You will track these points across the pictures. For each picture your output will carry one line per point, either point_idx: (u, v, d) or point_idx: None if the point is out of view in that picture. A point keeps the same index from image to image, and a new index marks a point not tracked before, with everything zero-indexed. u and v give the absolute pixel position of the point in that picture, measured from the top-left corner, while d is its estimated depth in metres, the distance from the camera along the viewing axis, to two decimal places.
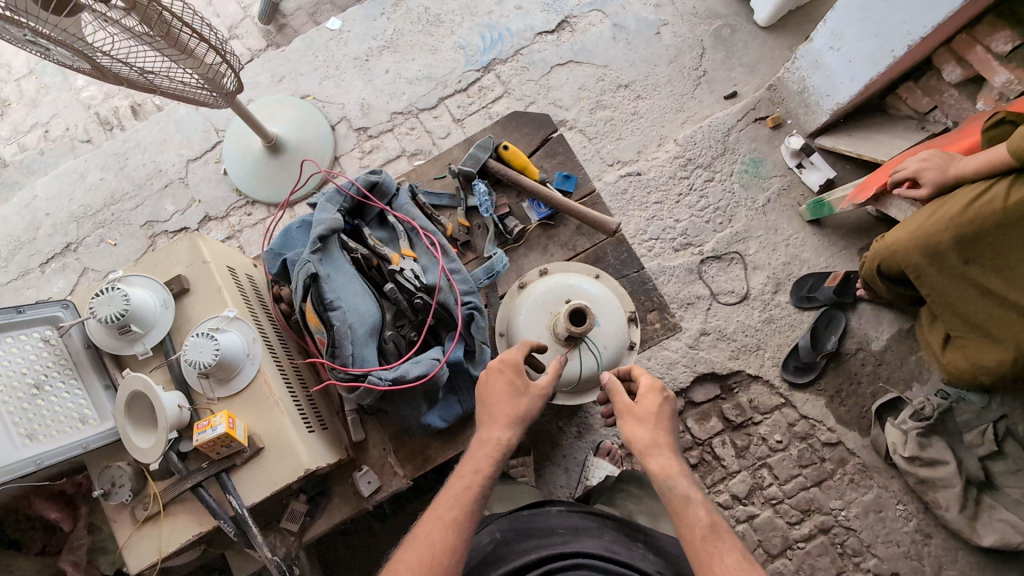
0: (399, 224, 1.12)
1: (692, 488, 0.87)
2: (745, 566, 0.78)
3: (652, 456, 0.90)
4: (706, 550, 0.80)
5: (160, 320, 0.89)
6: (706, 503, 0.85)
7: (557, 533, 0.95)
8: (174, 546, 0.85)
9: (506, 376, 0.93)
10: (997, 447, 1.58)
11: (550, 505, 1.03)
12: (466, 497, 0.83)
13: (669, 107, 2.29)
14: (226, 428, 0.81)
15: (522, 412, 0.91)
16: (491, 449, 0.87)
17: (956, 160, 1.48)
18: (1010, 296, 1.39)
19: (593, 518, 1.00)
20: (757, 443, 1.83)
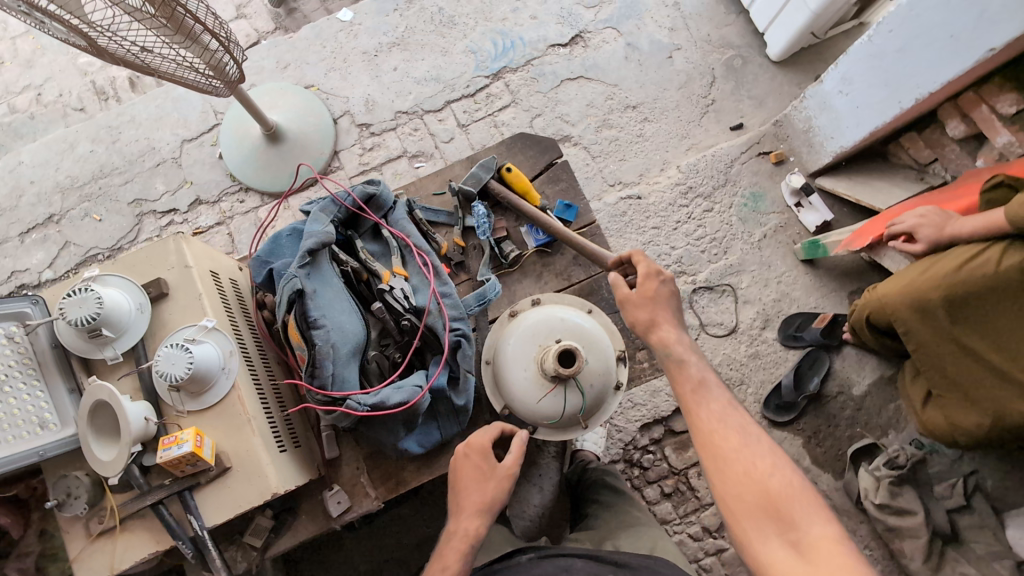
0: (393, 240, 1.09)
1: (690, 352, 0.93)
2: (731, 412, 0.85)
3: (655, 331, 0.96)
4: (695, 402, 0.87)
5: (133, 325, 0.85)
6: (702, 366, 0.91)
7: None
8: (127, 563, 0.82)
9: (472, 463, 0.99)
10: (966, 502, 1.57)
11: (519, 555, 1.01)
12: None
13: (675, 133, 2.28)
14: (193, 446, 0.78)
15: (490, 501, 0.97)
16: (461, 542, 0.94)
17: (954, 220, 1.49)
18: (995, 361, 1.38)
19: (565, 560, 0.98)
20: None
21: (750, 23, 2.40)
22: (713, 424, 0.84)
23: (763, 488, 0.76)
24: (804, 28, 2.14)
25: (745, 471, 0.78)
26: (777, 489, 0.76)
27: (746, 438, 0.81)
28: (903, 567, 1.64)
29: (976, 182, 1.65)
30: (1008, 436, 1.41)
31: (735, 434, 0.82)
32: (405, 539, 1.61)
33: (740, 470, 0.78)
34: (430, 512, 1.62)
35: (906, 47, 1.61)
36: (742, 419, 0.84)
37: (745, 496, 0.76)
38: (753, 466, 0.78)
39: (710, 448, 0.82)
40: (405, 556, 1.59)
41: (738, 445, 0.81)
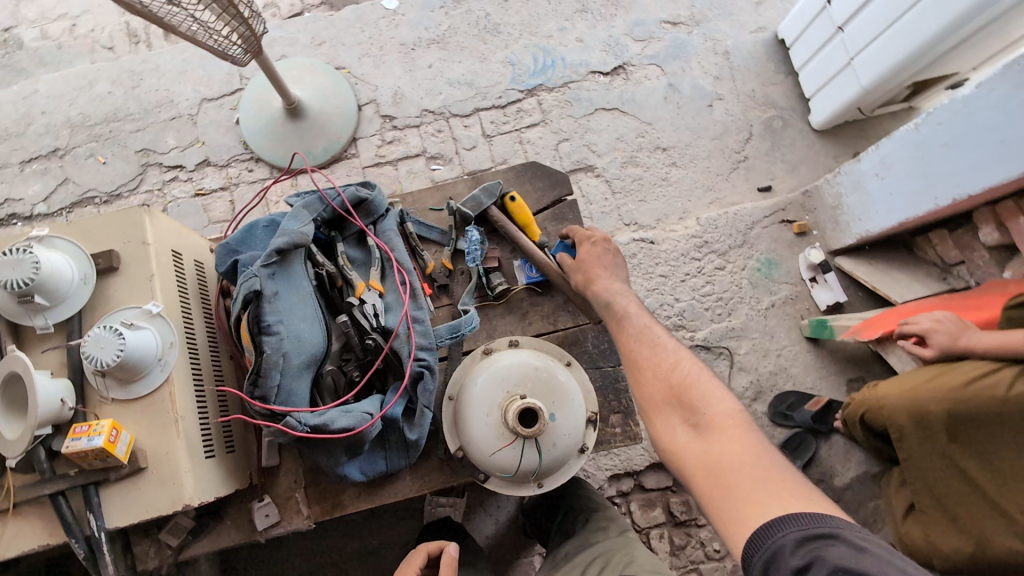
0: (375, 250, 1.02)
1: (621, 294, 1.01)
2: (648, 331, 0.95)
3: (594, 283, 1.02)
4: (620, 327, 0.97)
5: (71, 296, 0.79)
6: (628, 301, 1.00)
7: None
8: (16, 552, 0.75)
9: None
10: None
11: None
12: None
13: (700, 183, 2.21)
14: (105, 441, 0.72)
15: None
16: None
17: (970, 330, 1.42)
18: (985, 486, 1.28)
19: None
20: (694, 546, 1.65)
21: (797, 86, 2.33)
22: (634, 343, 0.93)
23: (669, 385, 0.85)
24: (851, 102, 2.07)
25: (656, 373, 0.88)
26: (683, 381, 0.86)
27: (657, 348, 0.91)
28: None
29: (1000, 296, 1.56)
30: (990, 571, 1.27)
31: (650, 345, 0.92)
32: (346, 549, 1.54)
33: (650, 373, 0.88)
34: (374, 529, 1.55)
35: (950, 143, 1.54)
36: (658, 336, 0.93)
37: (656, 393, 0.86)
38: (663, 367, 0.88)
39: (631, 366, 0.92)
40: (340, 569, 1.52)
41: (653, 355, 0.91)
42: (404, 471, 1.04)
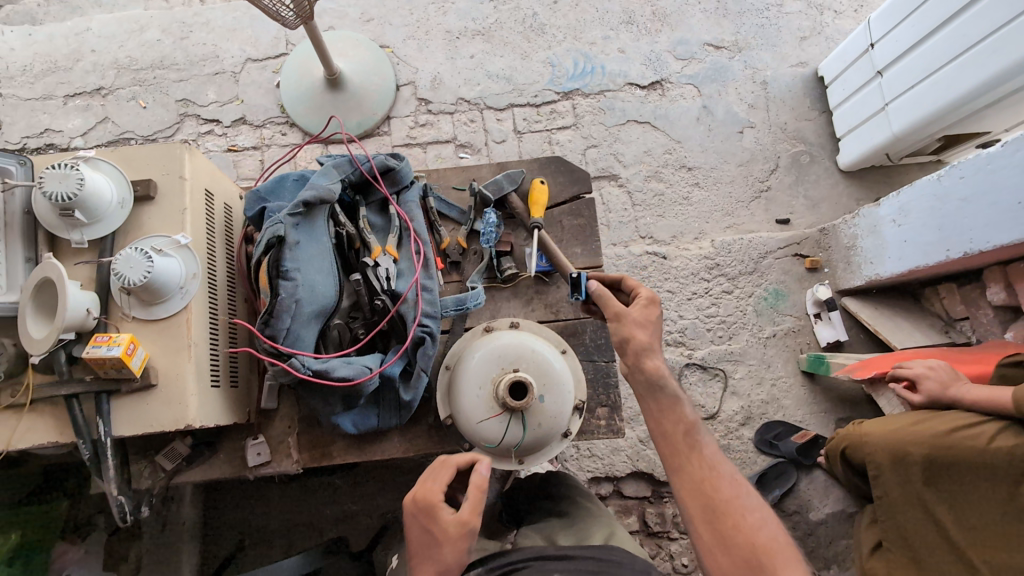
0: (395, 218, 1.06)
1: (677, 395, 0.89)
2: (721, 461, 0.85)
3: (648, 358, 0.90)
4: (689, 446, 0.86)
5: (108, 216, 0.84)
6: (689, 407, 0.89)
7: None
8: (26, 445, 0.80)
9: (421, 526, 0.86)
10: None
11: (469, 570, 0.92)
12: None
13: (719, 206, 2.24)
14: (122, 352, 0.76)
15: (445, 561, 0.82)
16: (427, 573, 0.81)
17: (961, 382, 1.46)
18: (953, 533, 1.31)
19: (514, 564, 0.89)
20: (663, 558, 1.67)
21: (829, 125, 2.35)
22: (706, 472, 0.83)
23: (751, 542, 0.76)
24: (879, 147, 2.09)
25: (736, 522, 0.78)
26: (768, 541, 0.77)
27: (738, 491, 0.81)
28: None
29: (997, 353, 1.58)
30: None
31: (729, 485, 0.82)
32: (326, 509, 1.59)
33: (731, 522, 0.78)
34: (356, 494, 1.60)
35: (970, 198, 1.56)
36: (731, 470, 0.84)
37: (735, 546, 0.76)
38: (744, 520, 0.78)
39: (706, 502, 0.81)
40: (319, 526, 1.57)
41: (731, 494, 0.81)
42: (393, 431, 1.09)
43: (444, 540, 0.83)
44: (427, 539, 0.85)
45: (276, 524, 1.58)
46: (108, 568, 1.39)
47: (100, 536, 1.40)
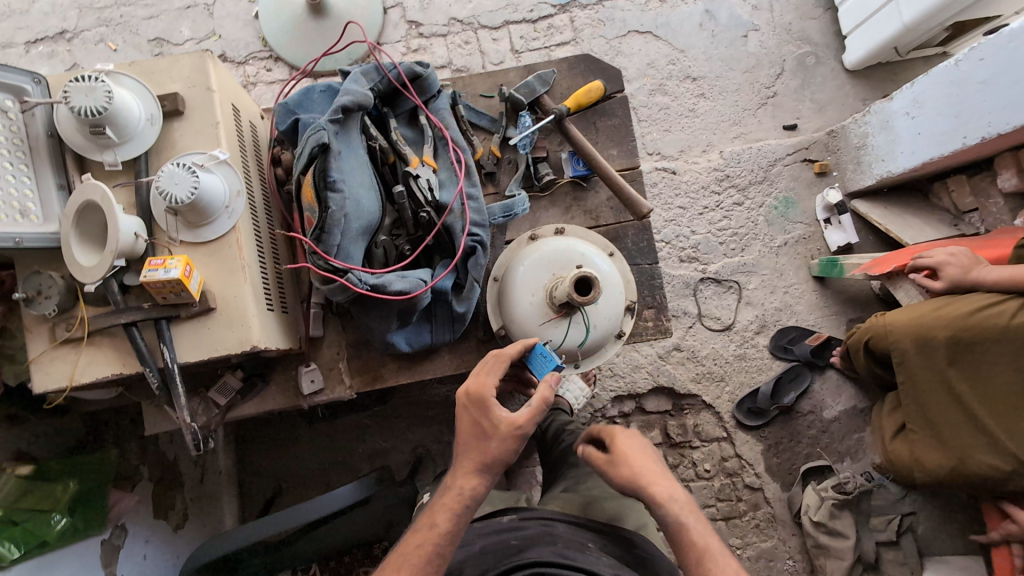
0: (428, 127, 1.02)
1: (689, 510, 0.85)
2: None
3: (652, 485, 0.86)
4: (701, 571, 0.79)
5: (139, 135, 0.79)
6: (704, 530, 0.83)
7: (510, 545, 0.86)
8: (89, 378, 0.78)
9: (473, 419, 0.88)
10: (895, 536, 1.60)
11: (501, 515, 0.94)
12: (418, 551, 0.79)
13: (727, 116, 2.12)
14: (181, 273, 0.73)
15: (495, 453, 0.86)
16: (450, 501, 0.83)
17: (982, 265, 1.40)
18: (977, 408, 1.34)
19: (546, 522, 0.91)
20: (686, 465, 1.77)
21: (834, 23, 2.23)
22: None
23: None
24: (888, 40, 1.99)
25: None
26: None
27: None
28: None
29: (1008, 236, 1.60)
30: (966, 484, 1.37)
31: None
32: (358, 449, 1.58)
33: None
34: (386, 431, 1.60)
35: (991, 79, 1.46)
36: None
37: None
38: None
39: None
40: (355, 464, 1.57)
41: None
42: (443, 348, 1.08)
43: (495, 433, 0.86)
44: (475, 431, 0.87)
45: (312, 466, 1.57)
46: (157, 517, 1.32)
47: (147, 486, 1.34)
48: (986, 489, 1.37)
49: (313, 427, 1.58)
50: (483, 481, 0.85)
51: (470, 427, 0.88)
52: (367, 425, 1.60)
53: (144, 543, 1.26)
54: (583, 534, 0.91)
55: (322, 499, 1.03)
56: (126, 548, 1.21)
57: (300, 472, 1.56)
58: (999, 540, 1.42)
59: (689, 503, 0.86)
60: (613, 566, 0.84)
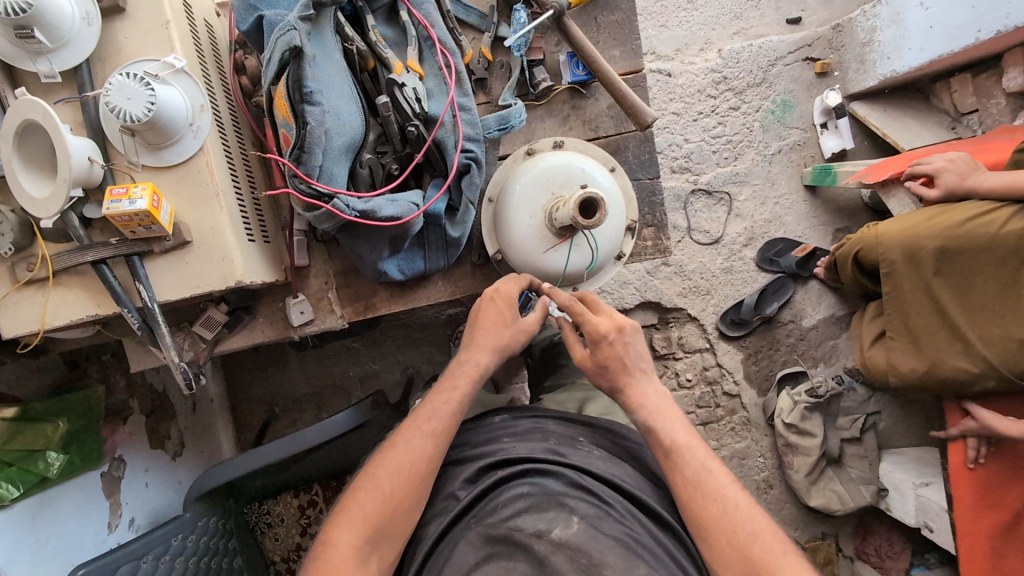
0: (411, 25, 0.91)
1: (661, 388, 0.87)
2: (712, 468, 0.79)
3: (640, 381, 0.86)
4: (670, 466, 0.81)
5: (75, 39, 0.67)
6: (674, 420, 0.84)
7: (500, 441, 0.90)
8: (62, 320, 0.72)
9: (491, 304, 0.92)
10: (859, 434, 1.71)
11: (493, 415, 0.98)
12: (428, 429, 0.83)
13: (728, 9, 1.94)
14: (149, 206, 0.65)
15: (508, 341, 0.91)
16: (459, 385, 0.88)
17: (980, 172, 1.36)
18: (955, 317, 1.36)
19: (537, 420, 0.95)
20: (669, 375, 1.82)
21: None
22: (694, 480, 0.78)
23: (743, 558, 0.71)
24: None
25: (728, 538, 0.73)
26: (761, 556, 0.71)
27: (725, 505, 0.76)
28: (786, 477, 1.74)
29: (1004, 136, 1.55)
30: (936, 386, 1.44)
31: (716, 501, 0.76)
32: (348, 371, 1.59)
33: (725, 539, 0.73)
34: (376, 353, 1.60)
35: None
36: (725, 477, 0.79)
37: (726, 562, 0.73)
38: (737, 512, 0.75)
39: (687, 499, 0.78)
40: (347, 387, 1.58)
41: (719, 512, 0.75)
42: (435, 274, 1.03)
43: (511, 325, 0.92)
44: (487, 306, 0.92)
45: (302, 392, 1.58)
46: (154, 447, 1.33)
47: (139, 418, 1.31)
48: (953, 390, 1.43)
49: (302, 350, 1.57)
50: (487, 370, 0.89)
51: (491, 320, 0.92)
52: (356, 348, 1.60)
53: (144, 472, 1.28)
54: (575, 429, 0.94)
55: (322, 425, 1.06)
56: (127, 478, 1.23)
57: (294, 395, 1.58)
58: (956, 435, 1.46)
59: (661, 404, 0.86)
60: (604, 459, 0.88)
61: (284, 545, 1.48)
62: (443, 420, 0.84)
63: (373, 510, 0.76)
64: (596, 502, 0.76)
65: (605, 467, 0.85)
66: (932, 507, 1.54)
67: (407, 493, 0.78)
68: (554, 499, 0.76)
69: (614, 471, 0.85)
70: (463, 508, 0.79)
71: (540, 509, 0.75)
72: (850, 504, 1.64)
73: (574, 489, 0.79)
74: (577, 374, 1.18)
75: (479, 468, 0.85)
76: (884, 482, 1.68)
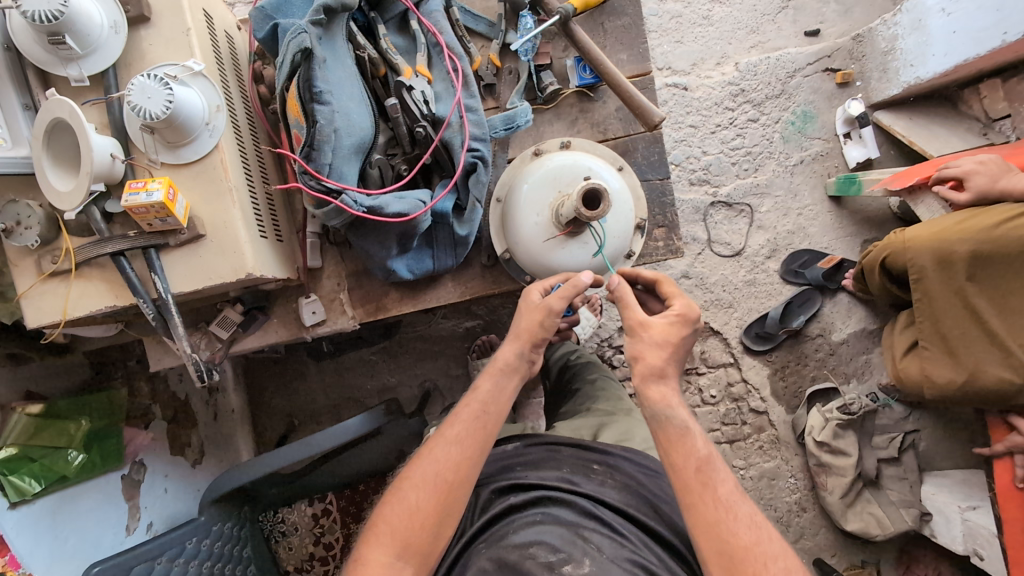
0: (420, 33, 0.94)
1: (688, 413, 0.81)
2: (738, 497, 0.75)
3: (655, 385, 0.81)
4: (701, 483, 0.75)
5: (104, 45, 0.72)
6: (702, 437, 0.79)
7: (514, 469, 0.90)
8: (83, 312, 0.75)
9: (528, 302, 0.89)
10: (897, 454, 1.62)
11: (506, 443, 0.96)
12: (467, 413, 0.84)
13: (744, 23, 1.92)
14: (164, 198, 0.68)
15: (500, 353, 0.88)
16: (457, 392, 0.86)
17: (1012, 174, 1.30)
18: (992, 324, 1.28)
19: (551, 447, 0.93)
20: (692, 391, 1.75)
21: None
22: (720, 510, 0.73)
23: None
24: None
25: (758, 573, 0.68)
26: None
27: (757, 536, 0.71)
28: (819, 499, 1.65)
29: None
30: (976, 398, 1.35)
31: (748, 529, 0.72)
32: (366, 384, 1.60)
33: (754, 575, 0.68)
34: (394, 365, 1.61)
35: None
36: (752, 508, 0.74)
37: None
38: (770, 548, 0.70)
39: (714, 530, 0.72)
40: (365, 399, 1.59)
41: (751, 541, 0.71)
42: (445, 277, 1.04)
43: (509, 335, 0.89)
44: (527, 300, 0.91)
45: (321, 403, 1.60)
46: (174, 454, 1.34)
47: (161, 424, 1.34)
48: (997, 401, 1.34)
49: (321, 361, 1.60)
50: (487, 374, 0.88)
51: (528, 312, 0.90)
52: (373, 360, 1.61)
53: (163, 478, 1.28)
54: (588, 456, 0.92)
55: (334, 430, 1.05)
56: (146, 482, 1.25)
57: (312, 405, 1.59)
58: (1002, 452, 1.37)
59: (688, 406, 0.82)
60: (618, 489, 0.87)
61: (298, 555, 1.47)
62: (466, 424, 0.83)
63: (421, 497, 0.78)
64: (609, 533, 0.78)
65: (619, 497, 0.85)
66: (981, 533, 1.41)
67: (435, 505, 0.78)
68: (569, 530, 0.77)
69: (627, 500, 0.85)
70: (474, 534, 0.81)
71: (553, 541, 0.74)
72: (891, 528, 1.54)
73: (587, 519, 0.80)
74: (591, 398, 1.13)
75: (496, 488, 0.87)
76: (927, 506, 1.57)
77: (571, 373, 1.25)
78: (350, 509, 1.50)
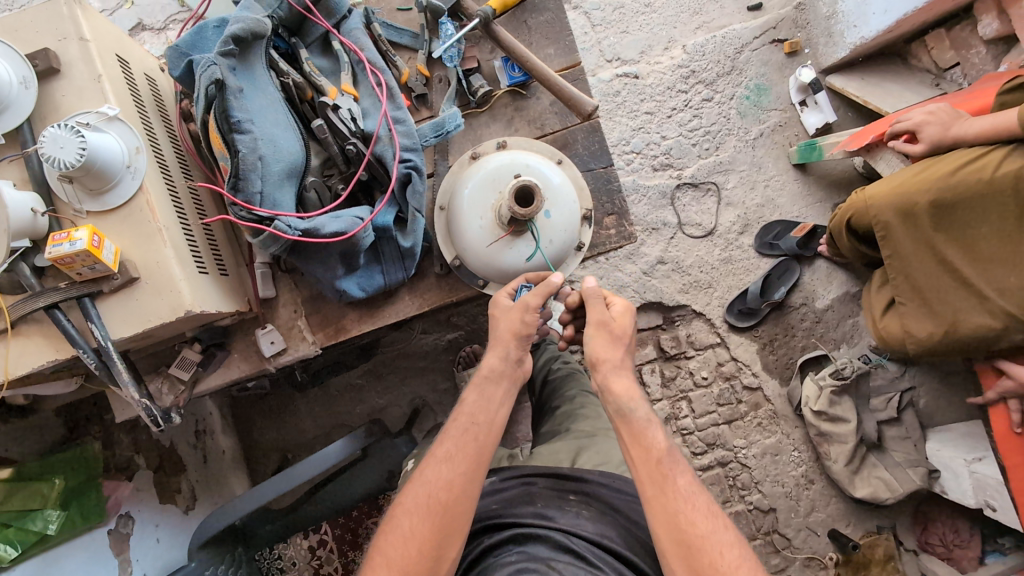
0: (342, 52, 0.95)
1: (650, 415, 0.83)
2: (696, 491, 0.76)
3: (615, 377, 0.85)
4: (660, 474, 0.77)
5: (14, 102, 0.73)
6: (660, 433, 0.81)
7: (490, 510, 0.89)
8: (25, 369, 0.75)
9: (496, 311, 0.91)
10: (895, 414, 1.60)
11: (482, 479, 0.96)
12: (455, 428, 0.83)
13: (685, 6, 1.92)
14: (88, 245, 0.67)
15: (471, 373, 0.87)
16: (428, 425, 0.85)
17: (963, 120, 1.26)
18: (963, 270, 1.25)
19: (525, 480, 0.93)
20: (683, 376, 1.73)
21: None
22: (678, 500, 0.75)
23: None
24: None
25: (712, 561, 0.70)
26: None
27: (712, 526, 0.73)
28: (825, 470, 1.62)
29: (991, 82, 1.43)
30: (960, 349, 1.30)
31: (705, 518, 0.74)
32: (355, 410, 1.58)
33: (707, 561, 0.70)
34: (380, 387, 1.59)
35: None
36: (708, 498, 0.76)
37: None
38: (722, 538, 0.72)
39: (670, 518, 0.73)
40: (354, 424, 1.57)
41: (705, 530, 0.72)
42: (402, 291, 1.03)
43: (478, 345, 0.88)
44: (499, 307, 0.91)
45: (311, 435, 1.58)
46: (163, 501, 1.32)
47: (145, 474, 1.32)
48: (982, 348, 1.29)
49: (304, 392, 1.58)
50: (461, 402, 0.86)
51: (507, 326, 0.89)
52: (357, 385, 1.60)
53: (154, 527, 1.27)
54: (565, 485, 0.91)
55: (315, 458, 1.03)
56: (135, 533, 1.23)
57: (301, 438, 1.57)
58: (996, 399, 1.36)
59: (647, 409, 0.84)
60: (593, 518, 0.86)
61: None
62: (454, 442, 0.82)
63: (415, 521, 0.76)
64: (583, 566, 0.77)
65: (594, 528, 0.84)
66: (990, 484, 1.40)
67: (433, 533, 0.75)
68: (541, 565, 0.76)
69: (602, 530, 0.84)
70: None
71: None
72: (899, 490, 1.52)
73: (561, 554, 0.79)
74: (572, 413, 1.11)
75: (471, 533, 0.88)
76: (934, 463, 1.55)
77: (551, 386, 1.23)
78: (346, 537, 1.48)
